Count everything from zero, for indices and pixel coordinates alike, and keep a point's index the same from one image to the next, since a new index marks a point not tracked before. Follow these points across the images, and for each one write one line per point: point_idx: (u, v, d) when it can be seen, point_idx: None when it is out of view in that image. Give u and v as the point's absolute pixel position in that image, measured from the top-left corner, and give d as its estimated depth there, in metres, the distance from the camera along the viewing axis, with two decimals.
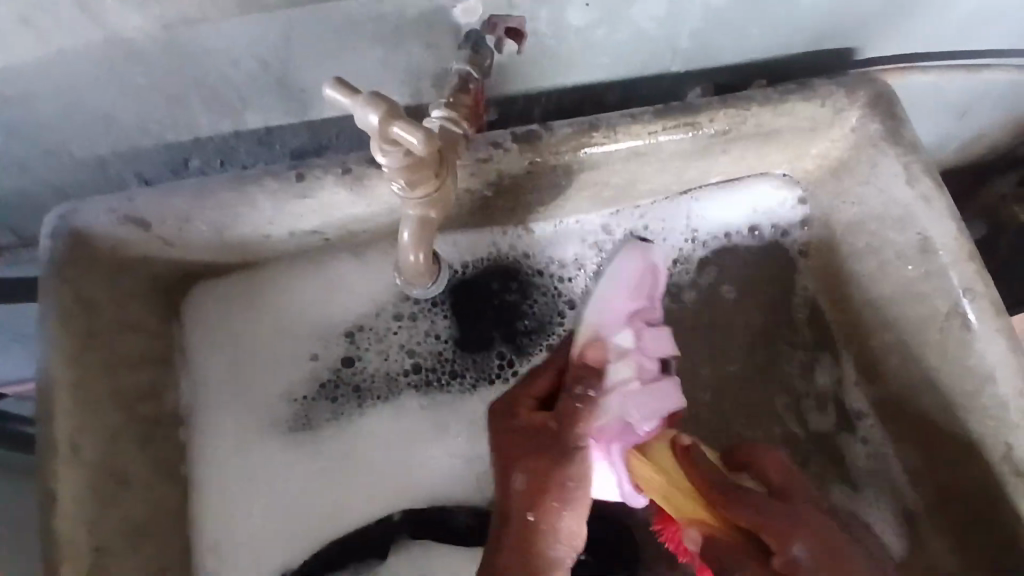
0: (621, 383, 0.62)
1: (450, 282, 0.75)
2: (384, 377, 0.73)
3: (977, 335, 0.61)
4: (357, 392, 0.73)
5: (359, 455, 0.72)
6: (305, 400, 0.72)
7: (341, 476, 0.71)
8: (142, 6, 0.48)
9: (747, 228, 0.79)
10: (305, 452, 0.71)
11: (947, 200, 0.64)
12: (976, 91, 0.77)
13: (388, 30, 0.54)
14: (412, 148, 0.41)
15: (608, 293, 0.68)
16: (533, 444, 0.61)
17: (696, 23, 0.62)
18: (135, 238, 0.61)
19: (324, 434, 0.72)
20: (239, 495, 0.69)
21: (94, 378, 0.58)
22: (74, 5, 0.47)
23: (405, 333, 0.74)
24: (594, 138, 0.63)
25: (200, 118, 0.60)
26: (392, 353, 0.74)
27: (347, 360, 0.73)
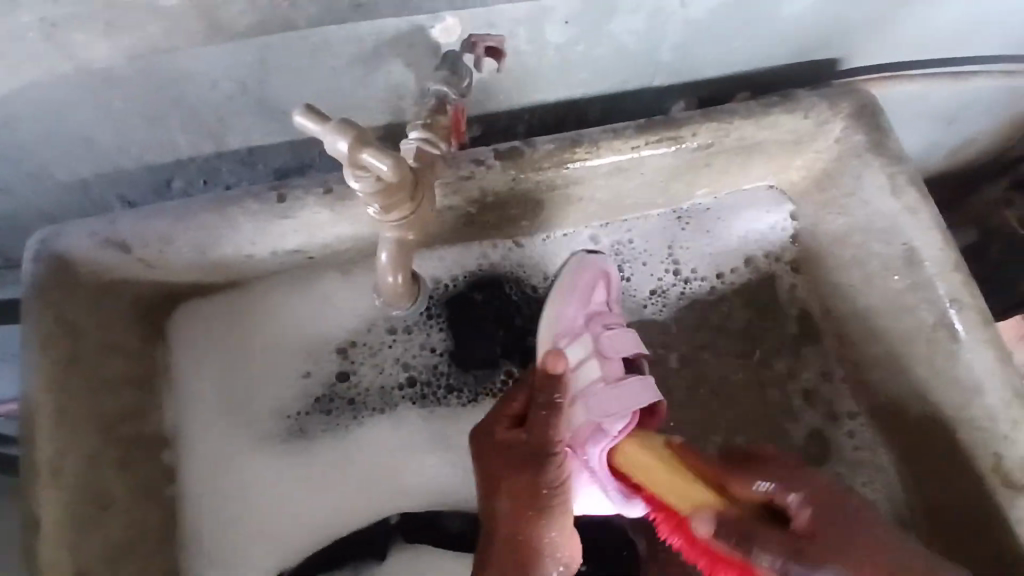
0: (590, 387, 0.66)
1: (442, 297, 0.74)
2: (378, 391, 0.73)
3: (963, 346, 0.61)
4: (352, 404, 0.72)
5: (350, 466, 0.71)
6: (299, 414, 0.71)
7: (334, 485, 0.70)
8: (111, 35, 0.47)
9: (743, 263, 0.78)
10: (297, 463, 0.71)
11: (931, 211, 0.64)
12: (960, 99, 0.77)
13: (366, 51, 0.54)
14: (381, 174, 0.41)
15: (559, 305, 0.70)
16: (513, 461, 0.59)
17: (676, 38, 0.62)
18: (117, 261, 0.61)
19: (318, 447, 0.71)
20: (231, 510, 0.68)
21: (78, 400, 0.58)
22: (42, 38, 0.46)
23: (400, 346, 0.74)
24: (576, 153, 0.63)
25: (181, 140, 0.60)
26: (387, 366, 0.73)
27: (341, 374, 0.73)
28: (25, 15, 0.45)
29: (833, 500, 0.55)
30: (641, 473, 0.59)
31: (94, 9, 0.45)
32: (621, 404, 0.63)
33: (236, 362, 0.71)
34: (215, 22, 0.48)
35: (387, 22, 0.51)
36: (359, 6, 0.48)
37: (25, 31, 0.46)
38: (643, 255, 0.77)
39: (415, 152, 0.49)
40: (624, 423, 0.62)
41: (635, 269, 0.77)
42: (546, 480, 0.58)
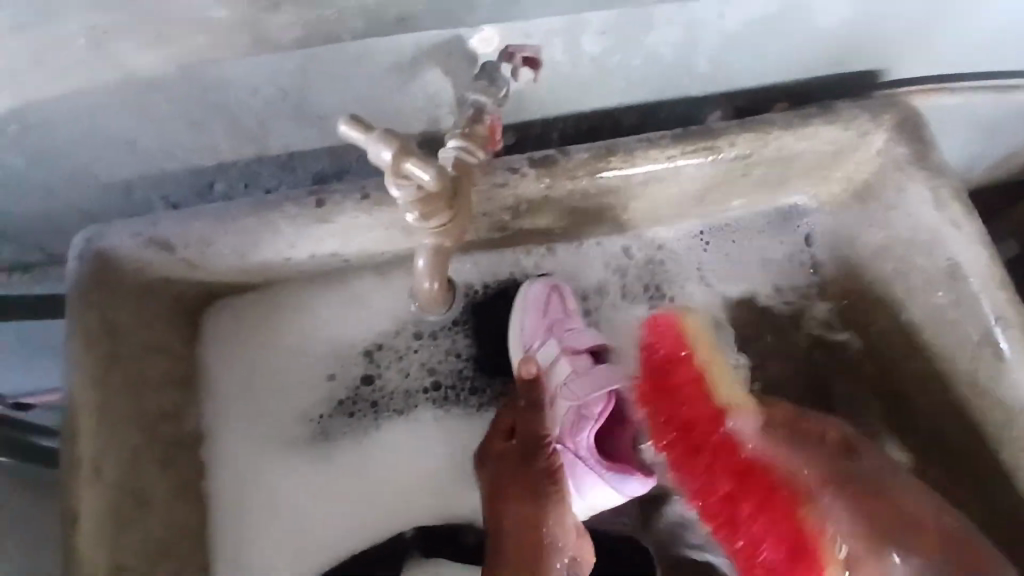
0: (561, 382, 0.64)
1: (469, 303, 0.75)
2: (402, 395, 0.73)
3: (1011, 365, 0.59)
4: (375, 407, 0.73)
5: (370, 472, 0.72)
6: (322, 418, 0.72)
7: (355, 490, 0.71)
8: (157, 46, 0.47)
9: (778, 291, 0.77)
10: (319, 466, 0.71)
11: (975, 226, 0.62)
12: (1006, 110, 0.75)
13: (405, 59, 0.54)
14: (424, 183, 0.42)
15: (519, 323, 0.70)
16: (509, 470, 0.63)
17: (715, 48, 0.61)
18: (160, 261, 0.62)
19: (340, 449, 0.72)
20: (254, 513, 0.69)
21: (113, 401, 0.59)
22: (92, 48, 0.46)
23: (426, 351, 0.74)
24: (612, 162, 0.63)
25: (224, 143, 0.61)
26: (412, 371, 0.74)
27: (366, 378, 0.73)
28: (74, 24, 0.45)
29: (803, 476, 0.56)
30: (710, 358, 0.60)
31: (145, 22, 0.45)
32: (593, 387, 0.61)
33: (269, 362, 0.73)
34: (261, 36, 0.47)
35: (429, 32, 0.52)
36: (405, 19, 0.48)
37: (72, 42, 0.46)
38: (667, 272, 0.76)
39: (453, 162, 0.50)
40: (603, 405, 0.60)
41: (676, 290, 0.76)
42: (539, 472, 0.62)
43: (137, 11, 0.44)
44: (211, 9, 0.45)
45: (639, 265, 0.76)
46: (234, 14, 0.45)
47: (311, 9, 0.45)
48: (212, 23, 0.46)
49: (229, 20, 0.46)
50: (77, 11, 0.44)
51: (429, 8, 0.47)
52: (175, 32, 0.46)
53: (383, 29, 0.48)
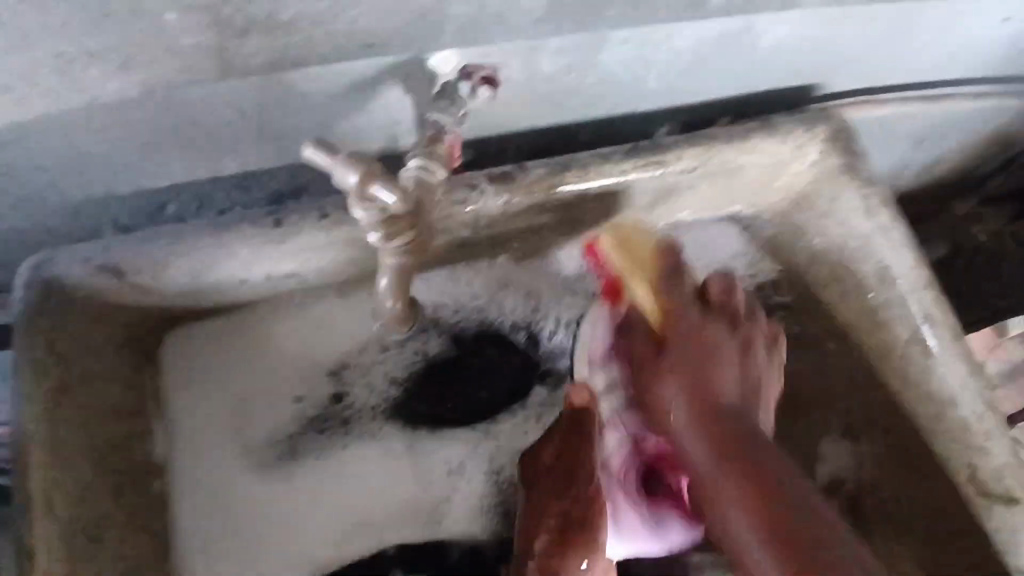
0: (613, 409, 0.68)
1: (435, 313, 0.75)
2: (370, 411, 0.75)
3: (939, 360, 0.65)
4: (346, 424, 0.74)
5: (336, 488, 0.72)
6: (291, 436, 0.72)
7: (323, 507, 0.72)
8: (123, 71, 0.46)
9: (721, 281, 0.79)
10: (287, 485, 0.72)
11: (902, 230, 0.67)
12: (929, 121, 0.81)
13: (365, 79, 0.55)
14: (387, 207, 0.43)
15: (592, 336, 0.70)
16: (551, 481, 0.65)
17: (662, 67, 0.64)
18: (111, 286, 0.61)
19: (309, 466, 0.72)
20: (221, 539, 0.68)
21: (65, 440, 0.58)
22: (53, 73, 0.45)
23: (392, 361, 0.75)
24: (567, 177, 0.65)
25: (177, 164, 0.60)
26: (378, 384, 0.75)
27: (335, 395, 0.74)
28: (34, 52, 0.43)
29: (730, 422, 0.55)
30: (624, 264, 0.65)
31: (109, 46, 0.44)
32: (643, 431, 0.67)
33: (230, 381, 0.72)
34: (227, 63, 0.47)
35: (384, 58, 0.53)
36: (372, 45, 0.48)
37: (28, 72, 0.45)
38: None
39: (413, 181, 0.50)
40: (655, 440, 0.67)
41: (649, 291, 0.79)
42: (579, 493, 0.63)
43: (102, 36, 0.43)
44: (180, 34, 0.44)
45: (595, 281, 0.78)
46: (202, 40, 0.45)
47: (279, 35, 0.45)
48: (180, 49, 0.45)
49: (197, 47, 0.45)
50: (35, 40, 0.42)
51: (397, 34, 0.47)
52: (142, 56, 0.45)
53: (347, 57, 0.48)
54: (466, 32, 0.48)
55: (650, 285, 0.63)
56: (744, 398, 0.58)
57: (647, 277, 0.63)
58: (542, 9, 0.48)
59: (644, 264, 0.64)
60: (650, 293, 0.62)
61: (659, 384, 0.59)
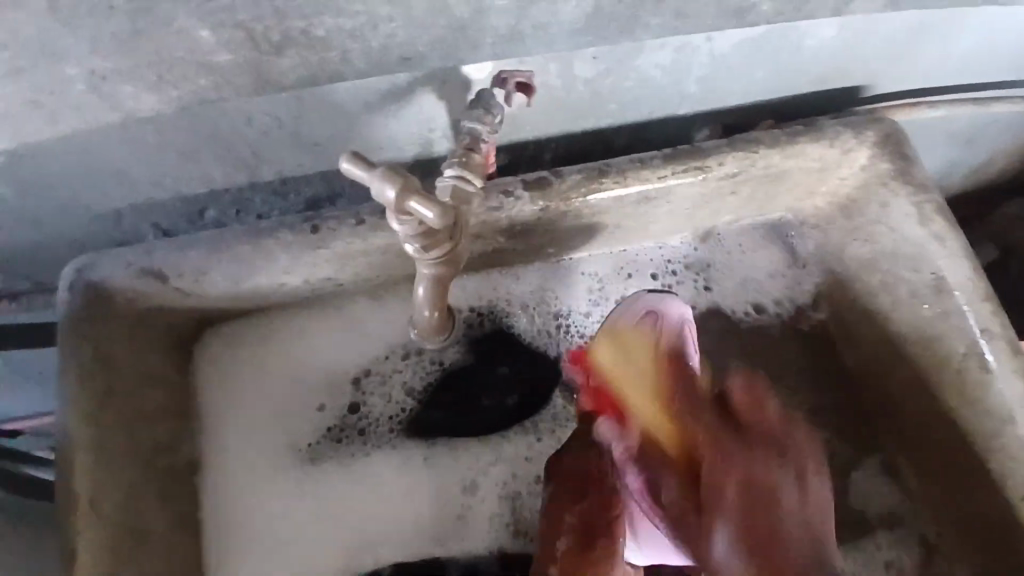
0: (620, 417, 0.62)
1: (461, 319, 0.75)
2: (387, 422, 0.73)
3: (996, 375, 0.62)
4: (362, 434, 0.73)
5: (356, 498, 0.71)
6: (310, 447, 0.72)
7: (343, 518, 0.71)
8: (160, 88, 0.46)
9: (756, 309, 0.77)
10: (306, 495, 0.71)
11: (959, 239, 0.64)
12: (983, 121, 0.77)
13: (400, 87, 0.55)
14: (426, 221, 0.41)
15: None
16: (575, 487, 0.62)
17: (702, 69, 0.62)
18: (153, 290, 0.62)
19: (328, 477, 0.72)
20: (243, 547, 0.68)
21: (109, 441, 0.59)
22: (89, 89, 0.45)
23: (410, 371, 0.74)
24: (605, 183, 0.63)
25: (217, 170, 0.61)
26: (395, 393, 0.74)
27: (352, 405, 0.73)
28: (74, 69, 0.43)
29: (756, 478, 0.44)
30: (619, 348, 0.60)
31: (145, 62, 0.44)
32: None
33: (255, 386, 0.72)
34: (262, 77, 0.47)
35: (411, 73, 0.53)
36: (408, 60, 0.47)
37: (69, 89, 0.45)
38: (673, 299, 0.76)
39: (450, 191, 0.49)
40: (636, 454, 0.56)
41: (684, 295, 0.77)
42: (590, 503, 0.60)
43: (139, 53, 0.43)
44: (214, 52, 0.44)
45: (621, 285, 0.76)
46: (237, 57, 0.45)
47: (314, 51, 0.45)
48: (215, 65, 0.45)
49: (234, 64, 0.45)
50: (76, 58, 0.43)
51: (433, 48, 0.46)
52: (177, 73, 0.45)
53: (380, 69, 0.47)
54: (504, 45, 0.47)
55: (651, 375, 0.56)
56: (805, 507, 0.44)
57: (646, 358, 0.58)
58: (584, 19, 0.46)
59: (640, 366, 0.58)
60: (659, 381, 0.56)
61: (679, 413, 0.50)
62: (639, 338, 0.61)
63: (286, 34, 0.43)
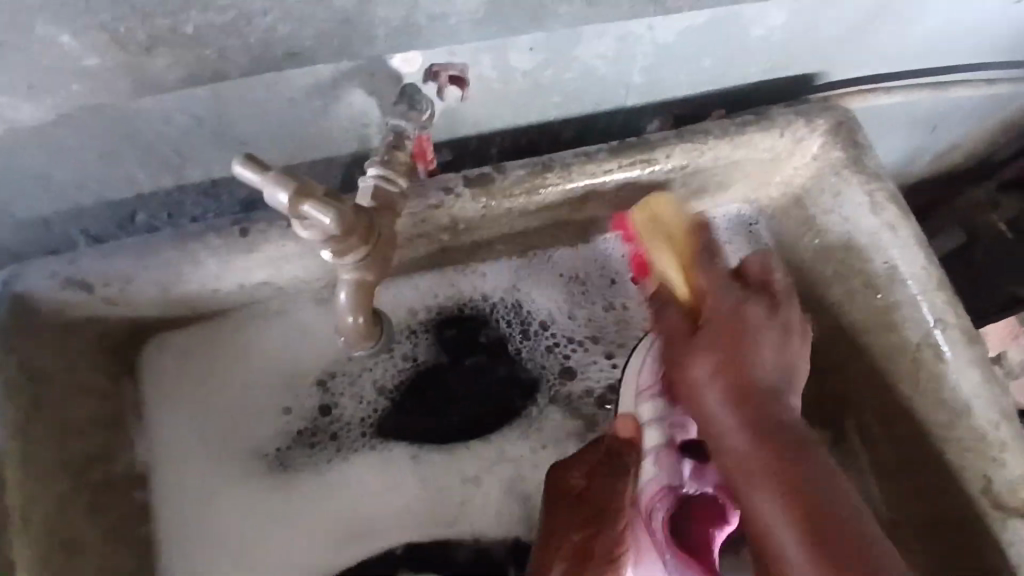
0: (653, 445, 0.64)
1: (433, 315, 0.74)
2: (359, 424, 0.72)
3: (950, 367, 0.60)
4: (335, 439, 0.72)
5: (327, 501, 0.71)
6: (277, 451, 0.71)
7: (316, 521, 0.70)
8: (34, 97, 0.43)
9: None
10: (275, 499, 0.70)
11: (911, 227, 0.63)
12: (942, 107, 0.76)
13: (325, 82, 0.52)
14: (323, 228, 0.39)
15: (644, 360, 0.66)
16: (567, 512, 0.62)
17: (647, 58, 0.60)
18: (78, 301, 0.59)
19: (298, 480, 0.71)
20: (205, 559, 0.67)
21: (40, 449, 0.57)
22: None
23: (380, 369, 0.73)
24: (548, 178, 0.61)
25: (140, 173, 0.58)
26: (366, 394, 0.73)
27: (323, 407, 0.72)
28: None
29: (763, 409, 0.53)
30: (648, 222, 0.62)
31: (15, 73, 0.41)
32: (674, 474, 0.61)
33: (204, 397, 0.70)
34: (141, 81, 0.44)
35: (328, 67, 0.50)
36: (295, 55, 0.45)
37: None
38: None
39: (372, 192, 0.47)
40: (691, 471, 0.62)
41: None
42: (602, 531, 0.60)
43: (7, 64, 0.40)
44: (82, 57, 0.41)
45: (603, 287, 0.76)
46: (108, 62, 0.42)
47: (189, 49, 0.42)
48: (86, 70, 0.42)
49: (102, 68, 0.42)
50: None
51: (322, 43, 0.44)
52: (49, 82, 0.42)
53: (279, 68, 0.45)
54: (401, 36, 0.45)
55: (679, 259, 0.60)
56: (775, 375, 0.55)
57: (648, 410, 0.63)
58: (483, 7, 0.44)
59: (666, 235, 0.62)
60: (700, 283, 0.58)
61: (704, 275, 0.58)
62: (675, 218, 0.62)
63: (155, 34, 0.41)
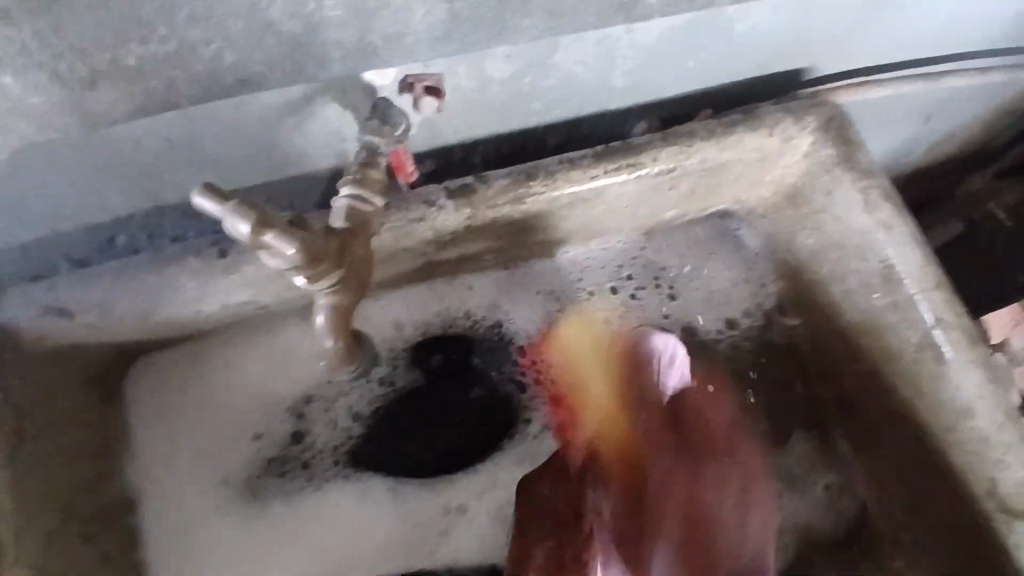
0: None
1: (411, 341, 0.73)
2: (332, 452, 0.71)
3: (950, 367, 0.59)
4: (306, 467, 0.71)
5: (297, 531, 0.69)
6: (249, 479, 0.70)
7: (284, 552, 0.69)
8: None
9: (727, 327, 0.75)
10: (247, 528, 0.69)
11: (906, 225, 0.61)
12: (934, 98, 0.74)
13: (296, 99, 0.51)
14: (289, 258, 0.38)
15: None
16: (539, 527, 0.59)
17: (629, 62, 0.59)
18: (60, 329, 0.58)
19: (270, 510, 0.70)
20: None
21: (26, 485, 0.55)
22: None
23: (356, 395, 0.72)
24: (533, 186, 0.60)
25: (116, 197, 0.57)
26: (339, 421, 0.72)
27: (295, 434, 0.71)
28: None
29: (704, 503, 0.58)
30: (591, 343, 0.72)
31: None
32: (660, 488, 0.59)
33: (192, 418, 0.69)
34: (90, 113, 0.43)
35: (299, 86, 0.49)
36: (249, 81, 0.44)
37: None
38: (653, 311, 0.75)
39: (345, 213, 0.46)
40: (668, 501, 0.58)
41: (653, 299, 0.75)
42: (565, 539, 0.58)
43: None
44: (26, 96, 0.40)
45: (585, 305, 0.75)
46: (51, 100, 0.40)
47: (133, 83, 0.41)
48: (32, 108, 0.41)
49: (46, 106, 0.40)
50: None
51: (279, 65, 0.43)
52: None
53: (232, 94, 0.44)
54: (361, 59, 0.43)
55: (603, 368, 0.69)
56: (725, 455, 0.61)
57: (592, 345, 0.72)
58: (443, 27, 0.43)
59: (591, 344, 0.72)
60: (614, 378, 0.68)
61: (624, 365, 0.68)
62: (599, 331, 0.73)
63: (97, 67, 0.39)
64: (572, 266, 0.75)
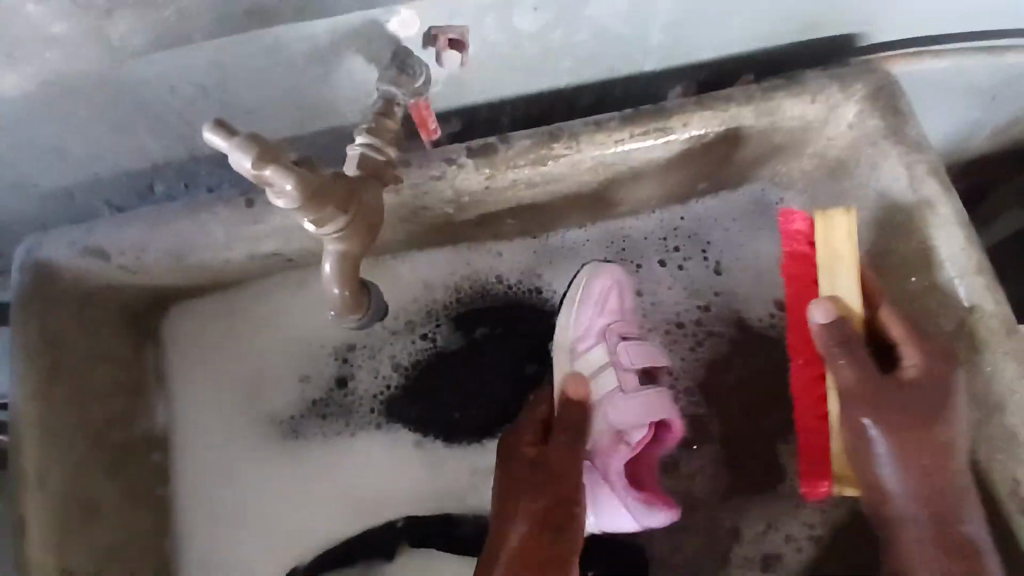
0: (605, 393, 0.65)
1: (455, 300, 0.74)
2: (371, 400, 0.73)
3: (986, 357, 0.56)
4: (346, 413, 0.73)
5: (332, 472, 0.72)
6: (291, 418, 0.73)
7: (315, 493, 0.72)
8: (15, 65, 0.46)
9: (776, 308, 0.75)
10: (286, 463, 0.72)
11: (953, 204, 0.58)
12: (1001, 74, 0.69)
13: (322, 47, 0.51)
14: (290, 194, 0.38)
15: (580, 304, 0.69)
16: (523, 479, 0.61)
17: (666, 18, 0.56)
18: (98, 269, 0.60)
19: (310, 447, 0.72)
20: (217, 528, 0.71)
21: (60, 422, 0.58)
22: None
23: (398, 345, 0.73)
24: (556, 148, 0.59)
25: (152, 143, 0.59)
26: (381, 369, 0.73)
27: (340, 379, 0.73)
28: None
29: (924, 459, 0.57)
30: (832, 253, 0.62)
31: None
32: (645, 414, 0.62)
33: (224, 362, 0.73)
34: (110, 46, 0.45)
35: (321, 26, 0.48)
36: (263, 17, 0.44)
37: None
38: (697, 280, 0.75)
39: (358, 161, 0.47)
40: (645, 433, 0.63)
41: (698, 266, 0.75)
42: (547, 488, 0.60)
43: None
44: (49, 25, 0.42)
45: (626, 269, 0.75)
46: (73, 28, 0.43)
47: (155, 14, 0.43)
48: (57, 38, 0.44)
49: (69, 34, 0.43)
50: None
51: (295, 2, 0.43)
52: (20, 50, 0.44)
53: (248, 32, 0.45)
54: None
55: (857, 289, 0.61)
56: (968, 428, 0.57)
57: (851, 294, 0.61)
58: None
59: (844, 256, 0.61)
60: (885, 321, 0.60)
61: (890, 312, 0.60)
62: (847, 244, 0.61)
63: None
64: (611, 232, 0.74)
